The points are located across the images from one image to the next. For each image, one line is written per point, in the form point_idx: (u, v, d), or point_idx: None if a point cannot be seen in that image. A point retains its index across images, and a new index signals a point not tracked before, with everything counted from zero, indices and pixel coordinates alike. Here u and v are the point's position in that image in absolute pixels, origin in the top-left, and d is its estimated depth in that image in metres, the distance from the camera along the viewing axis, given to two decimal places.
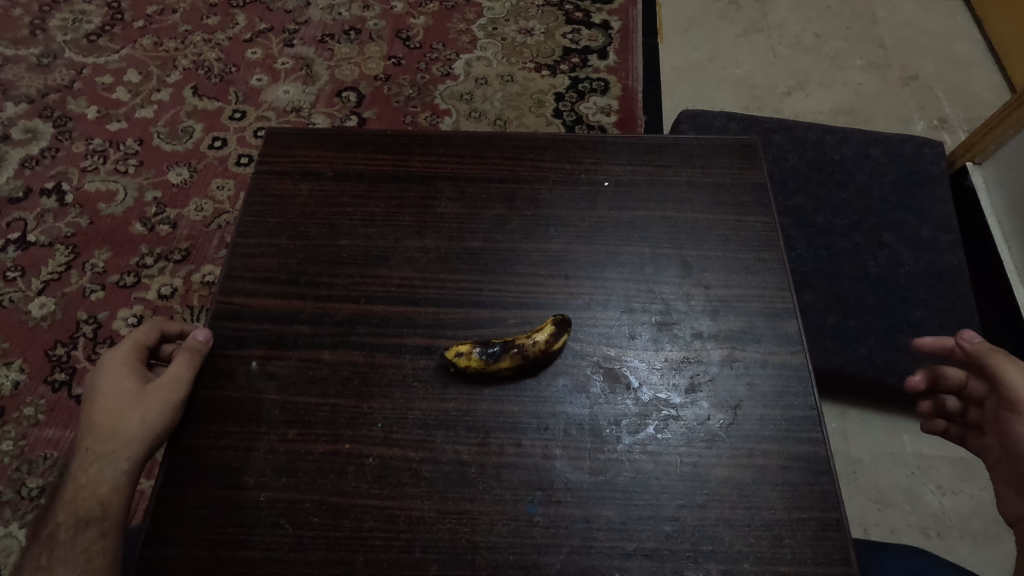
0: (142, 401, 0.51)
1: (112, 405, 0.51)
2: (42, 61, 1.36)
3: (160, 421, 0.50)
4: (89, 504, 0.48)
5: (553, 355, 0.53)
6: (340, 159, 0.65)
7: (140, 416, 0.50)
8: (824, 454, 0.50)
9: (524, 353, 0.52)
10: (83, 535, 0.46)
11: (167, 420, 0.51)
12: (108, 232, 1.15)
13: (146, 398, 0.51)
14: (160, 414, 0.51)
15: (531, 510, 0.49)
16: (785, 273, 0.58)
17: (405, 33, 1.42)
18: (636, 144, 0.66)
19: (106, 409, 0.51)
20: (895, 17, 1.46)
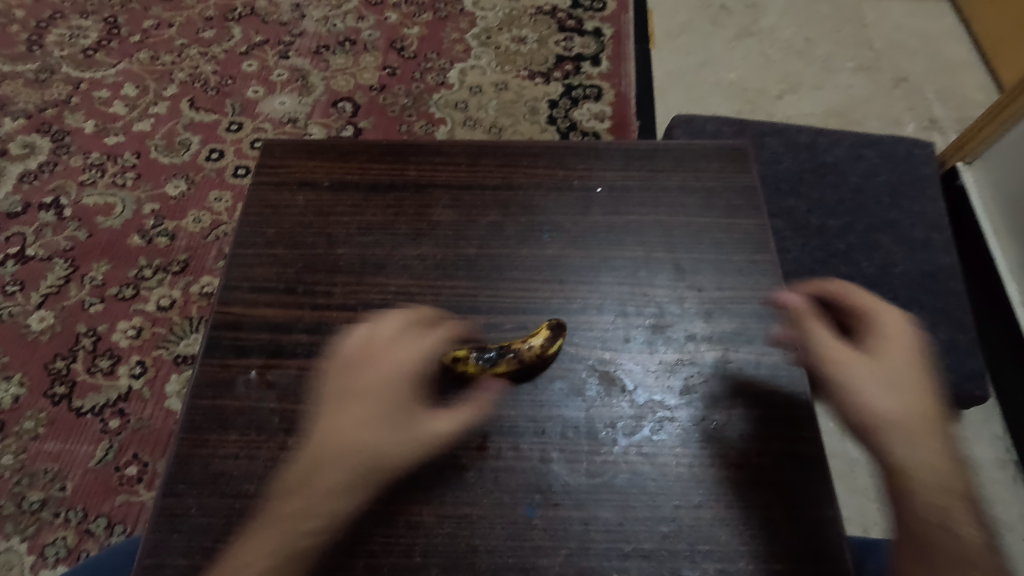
0: (401, 447, 0.50)
1: (378, 439, 0.50)
2: (39, 77, 1.37)
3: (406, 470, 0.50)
4: (310, 523, 0.46)
5: (549, 359, 0.54)
6: (336, 170, 0.66)
7: (395, 461, 0.49)
8: (818, 452, 0.51)
9: (520, 357, 0.52)
10: (277, 541, 0.45)
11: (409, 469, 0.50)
12: (107, 245, 1.16)
13: (405, 443, 0.50)
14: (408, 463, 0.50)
15: (529, 513, 0.49)
16: (777, 275, 0.59)
17: (399, 43, 1.43)
18: (628, 149, 0.67)
19: (372, 441, 0.50)
20: (884, 20, 1.48)
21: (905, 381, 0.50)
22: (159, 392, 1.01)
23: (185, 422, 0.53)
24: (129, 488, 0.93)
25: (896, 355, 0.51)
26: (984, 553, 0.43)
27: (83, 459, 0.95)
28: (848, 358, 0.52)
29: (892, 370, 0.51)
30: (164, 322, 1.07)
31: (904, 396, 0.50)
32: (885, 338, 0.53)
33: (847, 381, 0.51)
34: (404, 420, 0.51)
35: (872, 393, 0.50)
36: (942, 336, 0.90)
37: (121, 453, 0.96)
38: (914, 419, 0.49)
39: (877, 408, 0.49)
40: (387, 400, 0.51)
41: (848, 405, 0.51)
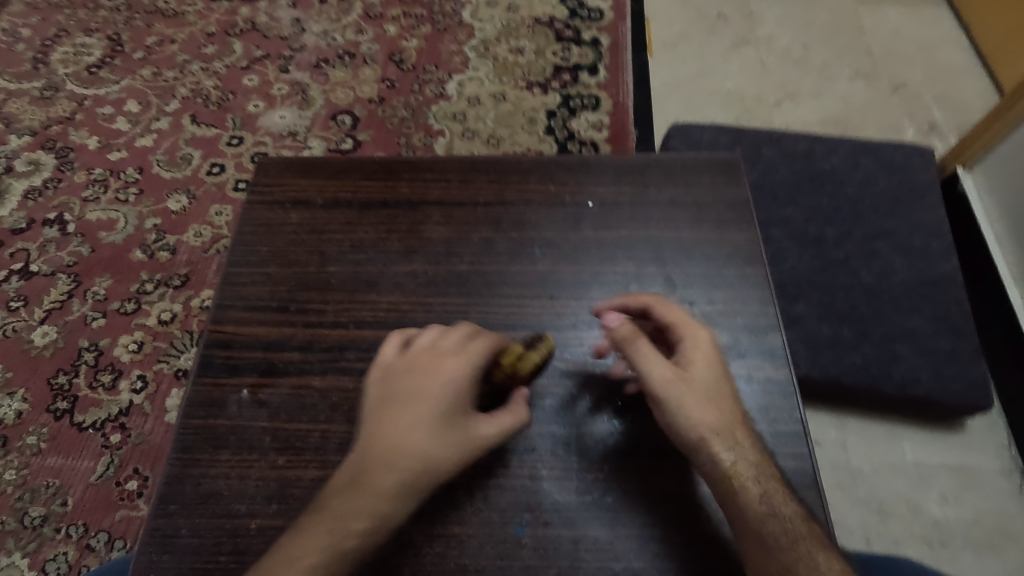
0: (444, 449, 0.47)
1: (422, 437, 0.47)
2: (44, 94, 1.39)
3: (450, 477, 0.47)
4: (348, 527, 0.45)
5: (521, 379, 0.52)
6: (329, 187, 0.67)
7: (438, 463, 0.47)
8: (810, 468, 0.50)
9: (489, 377, 0.52)
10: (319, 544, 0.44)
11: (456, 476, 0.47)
12: (109, 260, 1.17)
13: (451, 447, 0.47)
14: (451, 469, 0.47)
15: (519, 531, 0.49)
16: (769, 289, 0.59)
17: (398, 56, 1.44)
18: (619, 164, 0.67)
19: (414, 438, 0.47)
20: (882, 26, 1.48)
21: (722, 384, 0.49)
22: (160, 406, 1.01)
23: (177, 442, 0.53)
24: (129, 503, 0.93)
25: (709, 360, 0.50)
26: (805, 523, 0.45)
27: (84, 474, 0.96)
28: (667, 379, 0.48)
29: (710, 377, 0.49)
30: (164, 337, 1.08)
31: (722, 401, 0.48)
32: (698, 343, 0.50)
33: (678, 403, 0.48)
34: (451, 422, 0.48)
35: (700, 408, 0.47)
36: (943, 344, 0.90)
37: (122, 468, 0.96)
38: (734, 422, 0.48)
39: (704, 423, 0.47)
40: (435, 402, 0.48)
41: (678, 425, 0.48)
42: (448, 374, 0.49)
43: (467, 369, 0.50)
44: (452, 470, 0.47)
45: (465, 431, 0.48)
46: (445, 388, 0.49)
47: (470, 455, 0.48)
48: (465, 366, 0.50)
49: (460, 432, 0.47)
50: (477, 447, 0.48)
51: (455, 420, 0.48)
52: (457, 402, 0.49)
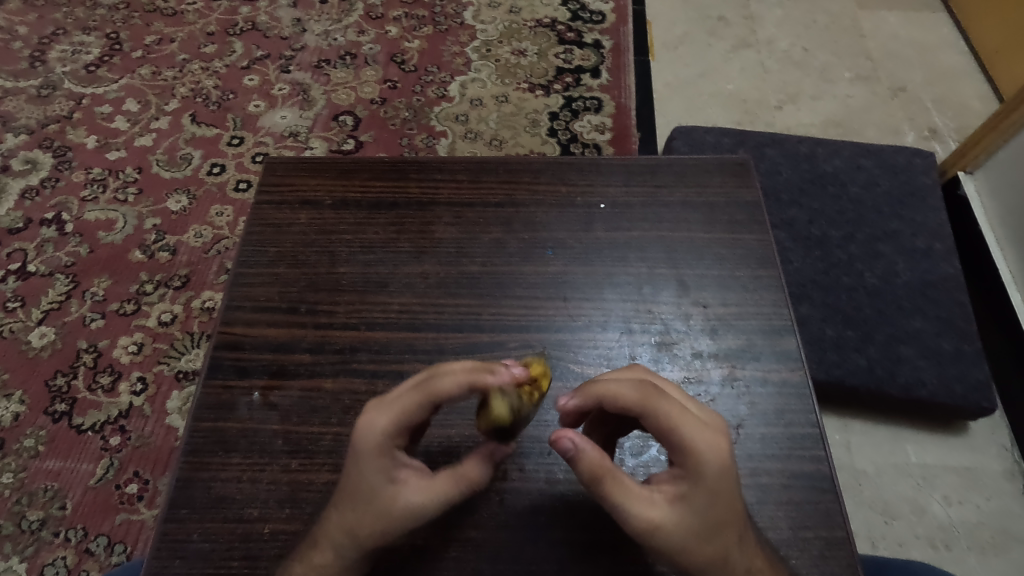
0: (385, 514, 0.43)
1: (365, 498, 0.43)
2: (42, 93, 1.38)
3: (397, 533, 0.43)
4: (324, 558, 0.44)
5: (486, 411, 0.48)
6: (338, 188, 0.66)
7: (381, 526, 0.43)
8: (827, 472, 0.50)
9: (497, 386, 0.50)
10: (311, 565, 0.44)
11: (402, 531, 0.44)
12: (107, 261, 1.15)
13: (393, 513, 0.43)
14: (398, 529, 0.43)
15: (536, 536, 0.49)
16: (781, 290, 0.59)
17: (400, 57, 1.44)
18: (630, 165, 0.67)
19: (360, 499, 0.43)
20: (882, 30, 1.49)
21: (721, 523, 0.41)
22: (160, 409, 1.00)
23: (186, 445, 0.52)
24: (129, 507, 0.92)
25: (708, 500, 0.40)
26: None
27: (84, 477, 0.94)
28: (650, 527, 0.40)
29: (703, 520, 0.40)
30: (165, 338, 1.07)
31: (719, 541, 0.41)
32: (697, 479, 0.40)
33: (659, 548, 0.41)
34: (379, 495, 0.43)
35: (688, 554, 0.41)
36: (946, 346, 0.90)
37: (122, 471, 0.95)
38: (727, 562, 0.41)
39: (693, 565, 0.41)
40: (374, 466, 0.42)
41: (662, 560, 0.42)
42: (369, 443, 0.42)
43: (389, 435, 0.42)
44: (385, 537, 0.43)
45: (392, 504, 0.43)
46: (367, 460, 0.42)
47: (403, 525, 0.43)
48: (385, 433, 0.42)
49: (388, 506, 0.42)
50: (412, 518, 0.43)
51: (385, 493, 0.43)
52: (382, 473, 0.43)
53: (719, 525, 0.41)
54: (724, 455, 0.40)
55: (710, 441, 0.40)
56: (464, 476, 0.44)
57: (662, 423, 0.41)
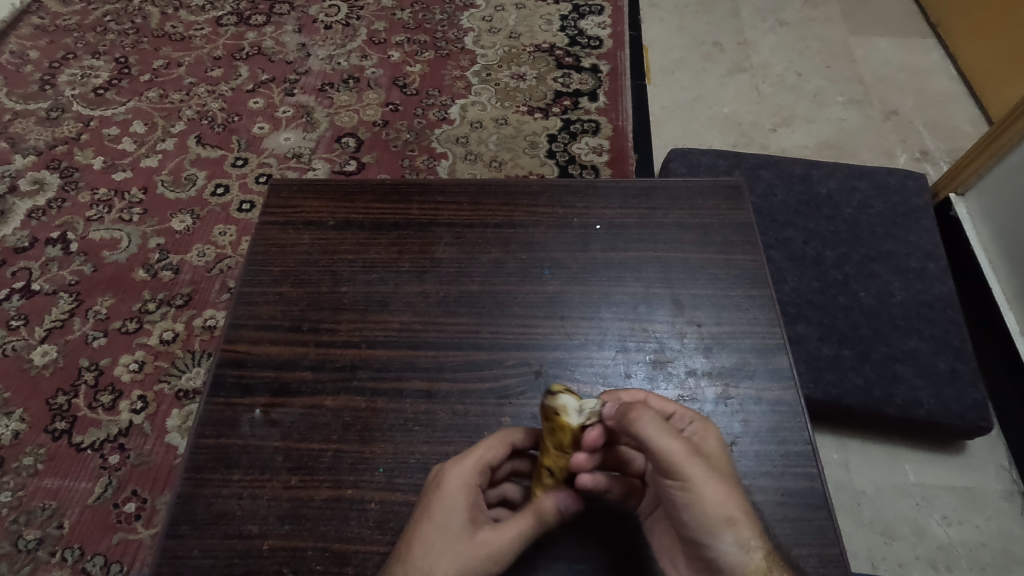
0: (460, 554, 0.44)
1: (445, 538, 0.44)
2: (51, 115, 1.41)
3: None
4: None
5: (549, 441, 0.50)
6: (341, 209, 0.68)
7: (455, 568, 0.44)
8: (820, 489, 0.51)
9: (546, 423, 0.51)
10: None
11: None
12: (111, 280, 1.17)
13: (470, 553, 0.44)
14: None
15: (533, 551, 0.50)
16: (774, 310, 0.60)
17: (401, 81, 1.47)
18: (625, 188, 0.69)
19: (439, 539, 0.44)
20: (872, 55, 1.52)
21: (734, 475, 0.45)
22: (160, 427, 1.01)
23: (188, 462, 0.53)
24: (127, 526, 0.92)
25: (717, 446, 0.47)
26: None
27: (82, 496, 0.94)
28: (699, 455, 0.44)
29: (723, 464, 0.45)
30: (166, 356, 1.08)
31: (740, 492, 0.44)
32: (707, 427, 0.48)
33: (699, 482, 0.42)
34: (459, 534, 0.45)
35: (724, 491, 0.43)
36: (942, 366, 0.91)
37: (120, 490, 0.95)
38: (752, 513, 0.43)
39: (734, 506, 0.42)
40: (463, 506, 0.46)
41: (703, 504, 0.42)
42: (458, 481, 0.47)
43: (474, 471, 0.47)
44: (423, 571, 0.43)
45: (470, 545, 0.44)
46: (452, 494, 0.46)
47: (480, 567, 0.44)
48: (469, 468, 0.47)
49: (467, 547, 0.44)
50: (489, 559, 0.45)
51: (462, 531, 0.45)
52: (465, 513, 0.46)
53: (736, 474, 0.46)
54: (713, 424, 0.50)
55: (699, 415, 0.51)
56: (533, 510, 0.47)
57: (657, 398, 0.51)
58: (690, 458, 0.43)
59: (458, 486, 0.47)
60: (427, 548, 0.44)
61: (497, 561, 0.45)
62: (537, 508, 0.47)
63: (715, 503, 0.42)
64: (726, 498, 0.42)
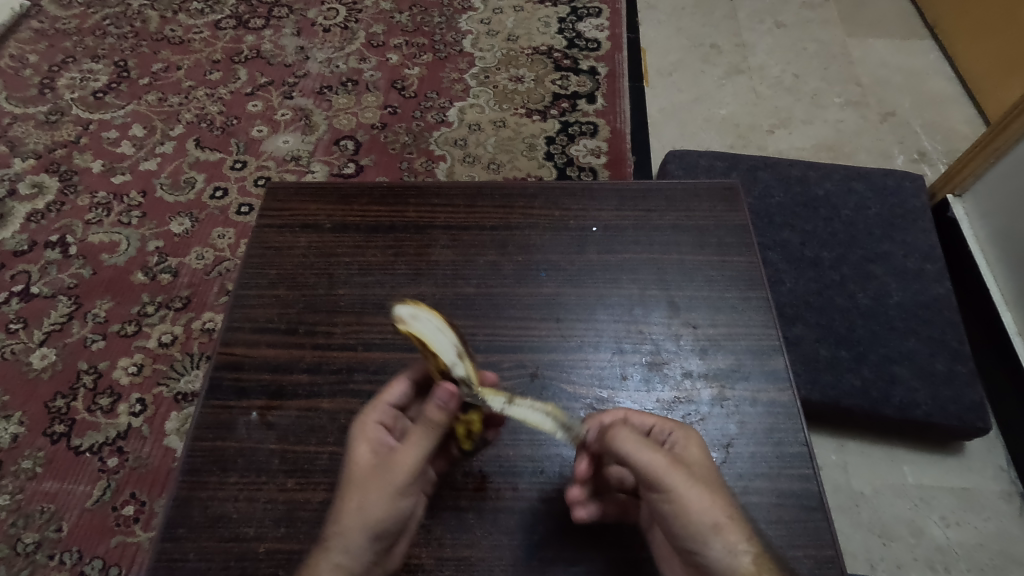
0: (363, 482, 0.45)
1: (353, 473, 0.46)
2: (50, 118, 1.41)
3: (379, 511, 0.44)
4: None
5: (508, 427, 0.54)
6: (338, 212, 0.68)
7: (358, 496, 0.44)
8: (816, 490, 0.51)
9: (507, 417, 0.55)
10: None
11: (383, 506, 0.44)
12: (110, 283, 1.17)
13: (370, 477, 0.45)
14: (376, 499, 0.44)
15: (530, 554, 0.50)
16: (770, 311, 0.60)
17: (400, 83, 1.47)
18: (622, 190, 0.69)
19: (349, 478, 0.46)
20: (870, 57, 1.53)
21: (720, 480, 0.45)
22: (158, 430, 1.01)
23: (185, 464, 0.53)
24: (125, 529, 0.92)
25: (700, 451, 0.47)
26: None
27: (80, 499, 0.94)
28: (675, 462, 0.45)
29: (707, 469, 0.45)
30: (164, 359, 1.08)
31: (726, 498, 0.44)
32: (689, 436, 0.48)
33: (677, 488, 0.43)
34: (361, 464, 0.46)
35: (705, 496, 0.43)
36: (940, 367, 0.91)
37: (118, 493, 0.95)
38: (739, 517, 0.43)
39: (717, 512, 0.42)
40: (365, 440, 0.47)
41: (686, 513, 0.42)
42: (363, 421, 0.49)
43: (377, 413, 0.50)
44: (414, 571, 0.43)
45: (371, 472, 0.45)
46: (359, 433, 0.48)
47: (381, 489, 0.44)
48: (371, 411, 0.50)
49: (364, 472, 0.45)
50: (385, 476, 0.45)
51: (366, 460, 0.46)
52: (366, 444, 0.47)
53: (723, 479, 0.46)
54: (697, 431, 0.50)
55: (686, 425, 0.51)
56: (419, 422, 0.46)
57: (637, 410, 0.51)
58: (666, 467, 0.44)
59: (362, 424, 0.49)
60: (343, 489, 0.46)
61: (394, 480, 0.44)
62: (422, 418, 0.46)
63: (695, 510, 0.42)
64: (707, 505, 0.42)
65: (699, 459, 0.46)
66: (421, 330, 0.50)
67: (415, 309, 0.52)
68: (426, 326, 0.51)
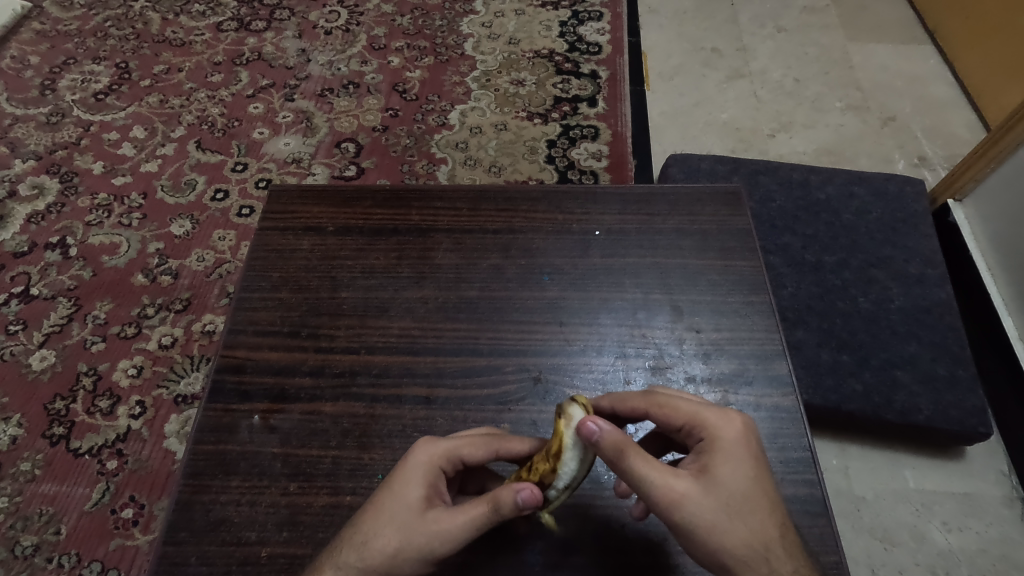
0: (405, 527, 0.44)
1: (393, 509, 0.45)
2: (51, 120, 1.41)
3: (409, 566, 0.43)
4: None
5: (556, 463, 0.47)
6: (341, 215, 0.68)
7: (398, 541, 0.43)
8: (820, 495, 0.51)
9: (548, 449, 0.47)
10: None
11: (415, 565, 0.43)
12: (110, 284, 1.17)
13: (414, 526, 0.44)
14: (412, 553, 0.43)
15: (532, 560, 0.50)
16: (773, 315, 0.60)
17: (401, 86, 1.47)
18: (625, 194, 0.69)
19: (388, 510, 0.45)
20: (870, 62, 1.53)
21: (750, 499, 0.43)
22: (158, 432, 1.00)
23: (186, 467, 0.53)
24: (124, 532, 0.92)
25: (731, 467, 0.43)
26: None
27: (79, 502, 0.94)
28: (688, 497, 0.42)
29: (734, 491, 0.43)
30: (164, 361, 1.07)
31: (752, 521, 0.42)
32: (713, 449, 0.44)
33: (688, 524, 0.42)
34: (411, 506, 0.45)
35: (719, 531, 0.41)
36: (941, 371, 0.91)
37: (117, 495, 0.95)
38: (761, 545, 0.41)
39: (730, 548, 0.41)
40: (422, 480, 0.46)
41: (696, 548, 0.42)
42: (423, 458, 0.47)
43: (442, 459, 0.47)
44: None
45: (416, 520, 0.44)
46: (411, 469, 0.46)
47: (422, 544, 0.43)
48: (436, 454, 0.47)
49: (413, 519, 0.44)
50: (432, 537, 0.43)
51: (414, 506, 0.45)
52: (421, 486, 0.46)
53: (748, 500, 0.42)
54: (740, 427, 0.46)
55: (719, 419, 0.46)
56: (487, 498, 0.44)
57: (666, 411, 0.47)
58: (675, 503, 0.42)
59: (421, 462, 0.47)
60: (378, 518, 0.44)
61: (438, 548, 0.43)
62: (491, 500, 0.43)
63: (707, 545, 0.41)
64: (720, 540, 0.41)
65: (717, 485, 0.43)
66: (569, 446, 0.46)
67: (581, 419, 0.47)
68: (575, 450, 0.46)
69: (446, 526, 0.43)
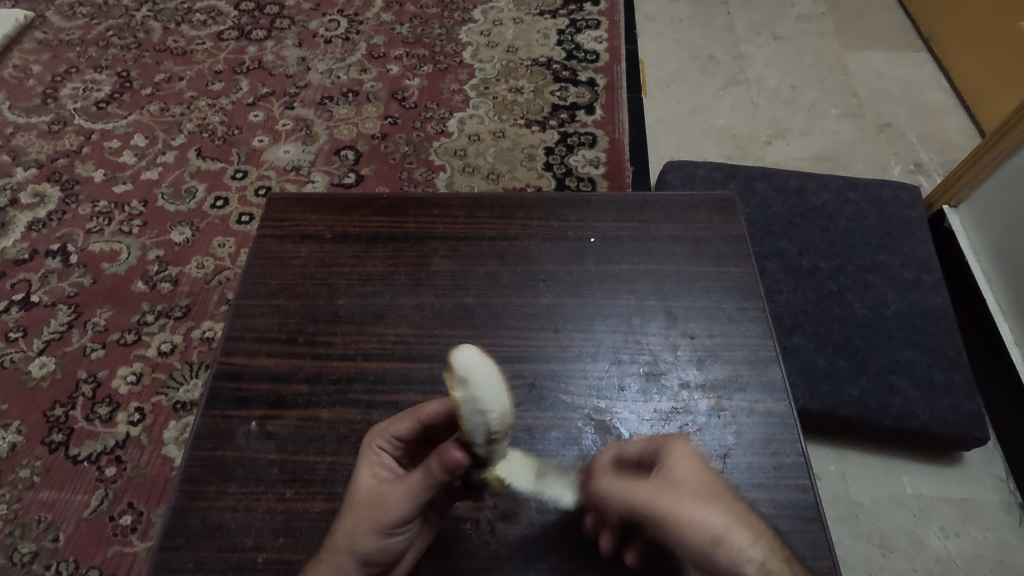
0: (356, 508, 0.45)
1: (352, 496, 0.47)
2: (53, 128, 1.42)
3: (365, 542, 0.44)
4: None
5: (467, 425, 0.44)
6: (338, 222, 0.69)
7: (351, 522, 0.45)
8: (813, 501, 0.51)
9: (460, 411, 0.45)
10: None
11: (371, 540, 0.44)
12: (111, 291, 1.17)
13: (362, 506, 0.45)
14: (365, 528, 0.44)
15: (529, 565, 0.50)
16: (767, 321, 0.61)
17: (400, 94, 1.49)
18: (619, 201, 0.70)
19: (349, 499, 0.47)
20: (865, 69, 1.54)
21: (713, 485, 0.43)
22: (157, 438, 1.01)
23: (183, 473, 0.53)
24: (122, 539, 0.92)
25: (689, 460, 0.45)
26: None
27: (77, 509, 0.94)
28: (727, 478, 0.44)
29: (696, 478, 0.43)
30: (164, 368, 1.08)
31: (723, 504, 0.42)
32: None
33: (668, 517, 0.41)
34: (360, 490, 0.47)
35: (700, 517, 0.41)
36: (937, 376, 0.91)
37: (116, 502, 0.95)
38: (740, 526, 0.40)
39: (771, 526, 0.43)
40: (367, 463, 0.48)
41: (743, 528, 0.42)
42: (369, 444, 0.49)
43: (381, 438, 0.49)
44: None
45: (365, 500, 0.46)
46: (363, 457, 0.48)
47: (371, 519, 0.44)
48: (377, 435, 0.49)
49: (361, 501, 0.46)
50: (378, 510, 0.45)
51: (364, 485, 0.46)
52: (366, 469, 0.48)
53: None
54: None
55: None
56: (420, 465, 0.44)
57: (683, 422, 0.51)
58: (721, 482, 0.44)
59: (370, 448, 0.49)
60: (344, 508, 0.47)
61: (384, 519, 0.44)
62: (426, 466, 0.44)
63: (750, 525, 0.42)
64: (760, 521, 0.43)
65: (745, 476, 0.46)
66: (462, 399, 0.43)
67: (472, 373, 0.42)
68: (470, 401, 0.43)
69: (387, 498, 0.45)
